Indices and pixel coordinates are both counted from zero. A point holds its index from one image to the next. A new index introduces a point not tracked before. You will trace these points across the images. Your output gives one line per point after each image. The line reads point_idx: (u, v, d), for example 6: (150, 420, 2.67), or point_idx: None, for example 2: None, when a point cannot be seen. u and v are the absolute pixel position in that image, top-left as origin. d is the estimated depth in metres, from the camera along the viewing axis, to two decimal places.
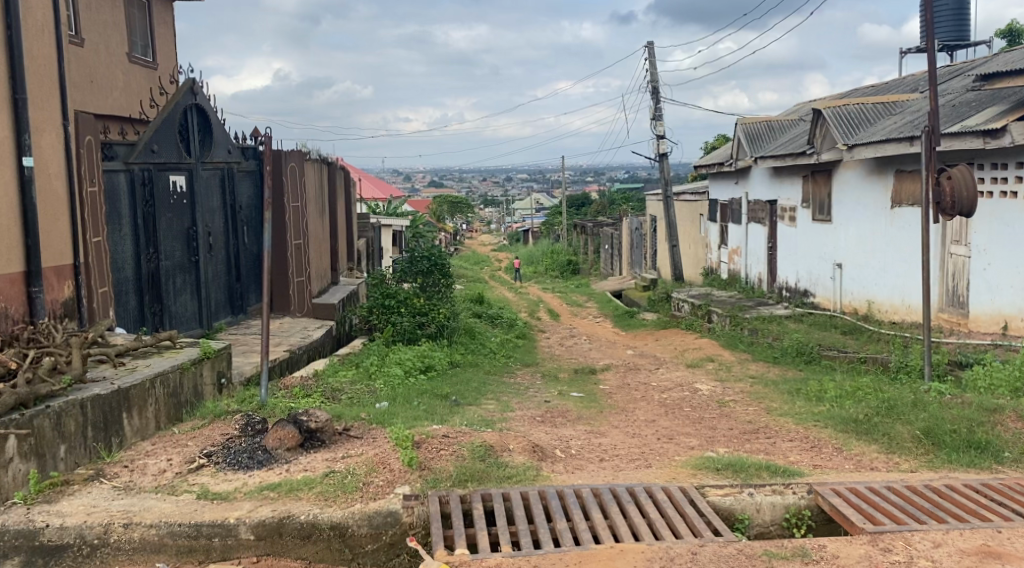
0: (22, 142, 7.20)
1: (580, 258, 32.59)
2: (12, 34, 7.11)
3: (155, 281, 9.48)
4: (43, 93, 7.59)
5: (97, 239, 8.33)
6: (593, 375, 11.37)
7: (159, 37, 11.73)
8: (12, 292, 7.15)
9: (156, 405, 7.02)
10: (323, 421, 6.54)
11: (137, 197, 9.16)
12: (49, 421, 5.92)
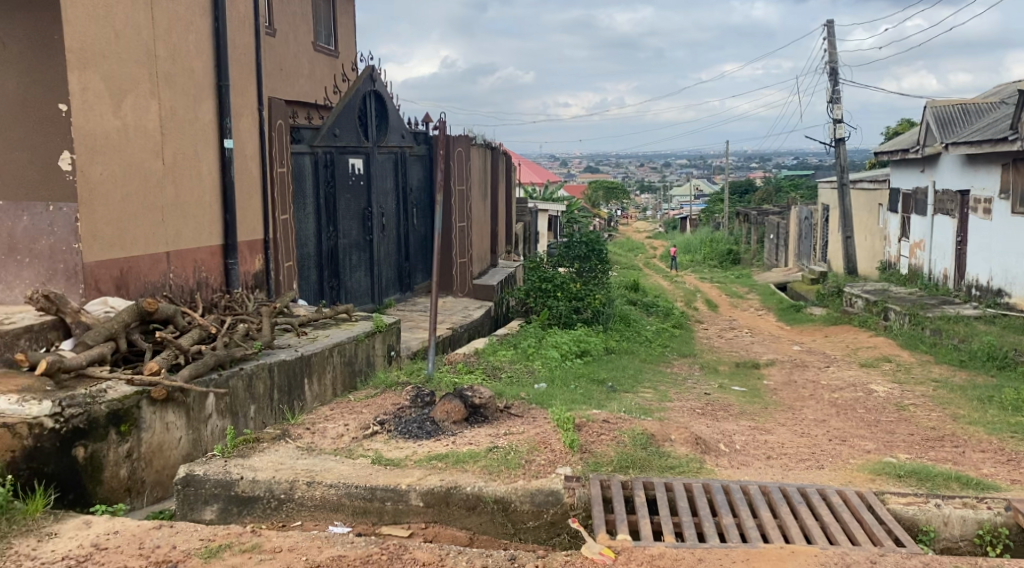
0: (223, 125, 7.76)
1: (743, 247, 31.65)
2: (219, 26, 7.66)
3: (333, 257, 10.03)
4: (242, 81, 8.16)
5: (285, 217, 8.91)
6: (757, 369, 11.08)
7: (341, 26, 12.30)
8: (212, 263, 7.76)
9: (333, 373, 7.46)
10: (486, 398, 6.75)
11: (320, 178, 9.69)
12: (242, 382, 6.40)
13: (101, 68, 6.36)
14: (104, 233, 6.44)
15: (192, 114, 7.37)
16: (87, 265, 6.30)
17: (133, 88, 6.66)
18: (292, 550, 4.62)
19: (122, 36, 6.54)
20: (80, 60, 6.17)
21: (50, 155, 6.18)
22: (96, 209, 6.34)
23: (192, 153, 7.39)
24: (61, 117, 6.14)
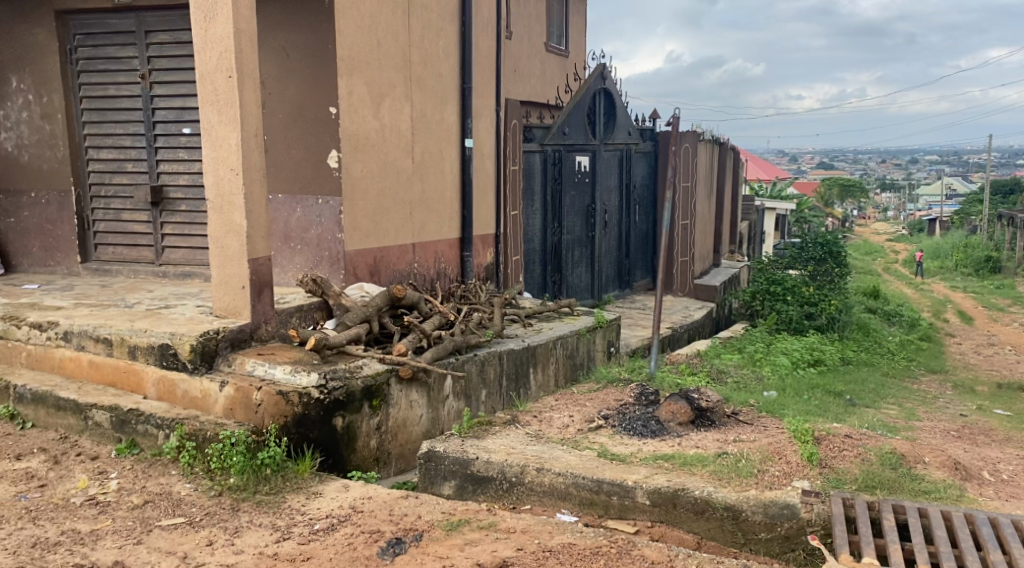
0: (465, 125, 8.19)
1: (1002, 254, 28.84)
2: (465, 31, 8.06)
3: (557, 252, 10.30)
4: (482, 83, 8.57)
5: (514, 212, 9.25)
6: (1021, 392, 10.12)
7: (571, 26, 12.53)
8: (449, 254, 8.19)
9: (556, 365, 7.69)
10: (713, 402, 6.73)
11: (548, 175, 9.97)
12: (475, 368, 6.73)
13: (365, 74, 6.91)
14: (362, 224, 7.00)
15: (439, 115, 7.84)
16: (346, 253, 6.87)
17: (389, 92, 7.17)
18: (525, 532, 4.47)
19: (383, 45, 7.08)
20: (349, 67, 6.73)
21: (321, 154, 6.79)
22: (356, 203, 6.92)
23: (437, 151, 7.86)
24: (331, 120, 6.72)
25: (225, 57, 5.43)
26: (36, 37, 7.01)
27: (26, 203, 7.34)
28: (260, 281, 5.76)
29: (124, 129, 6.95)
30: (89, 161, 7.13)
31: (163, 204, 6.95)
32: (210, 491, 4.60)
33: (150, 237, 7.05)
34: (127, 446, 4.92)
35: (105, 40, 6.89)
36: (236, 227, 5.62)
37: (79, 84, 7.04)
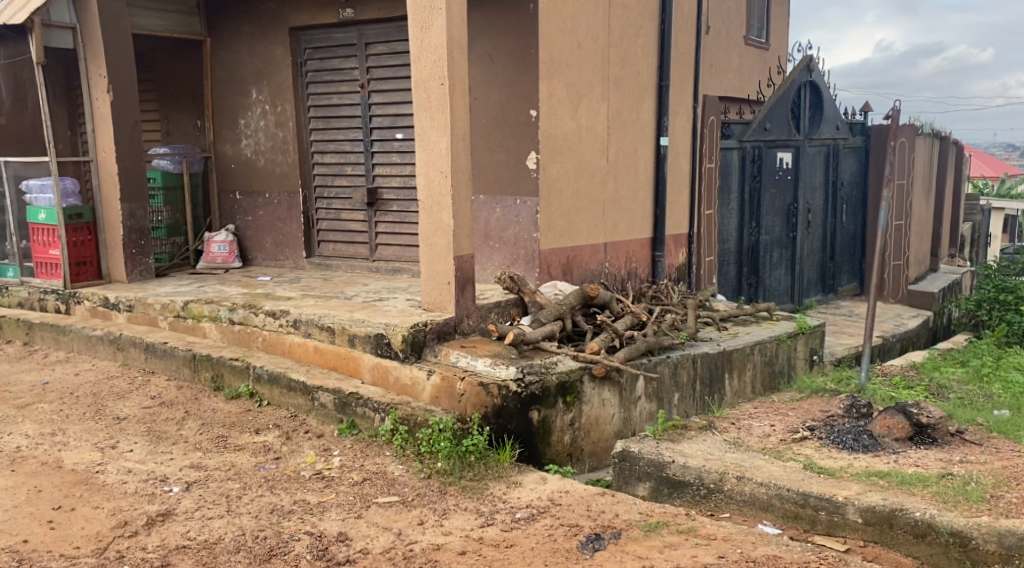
0: (661, 123, 8.15)
1: None
2: (665, 28, 8.02)
3: (754, 253, 10.04)
4: (680, 81, 8.51)
5: (709, 212, 9.10)
6: None
7: (773, 18, 12.13)
8: (641, 254, 8.18)
9: (753, 371, 7.52)
10: (936, 418, 6.21)
11: (747, 173, 9.74)
12: (668, 370, 6.64)
13: (565, 76, 7.06)
14: (557, 223, 7.17)
15: (635, 115, 7.88)
16: (542, 252, 7.07)
17: (588, 92, 7.28)
18: (727, 540, 4.36)
19: (583, 46, 7.20)
20: (550, 70, 6.90)
21: (520, 156, 7.01)
22: (552, 202, 7.08)
23: (632, 150, 7.89)
24: (531, 122, 6.92)
25: (438, 65, 5.64)
26: (271, 51, 7.69)
27: (261, 203, 8.04)
28: (464, 277, 5.95)
29: (345, 135, 7.50)
30: (314, 165, 7.75)
31: (378, 205, 7.43)
32: (419, 474, 4.89)
33: (365, 235, 7.56)
34: (348, 426, 5.32)
35: (331, 54, 7.44)
36: (444, 225, 5.82)
37: (308, 95, 7.66)
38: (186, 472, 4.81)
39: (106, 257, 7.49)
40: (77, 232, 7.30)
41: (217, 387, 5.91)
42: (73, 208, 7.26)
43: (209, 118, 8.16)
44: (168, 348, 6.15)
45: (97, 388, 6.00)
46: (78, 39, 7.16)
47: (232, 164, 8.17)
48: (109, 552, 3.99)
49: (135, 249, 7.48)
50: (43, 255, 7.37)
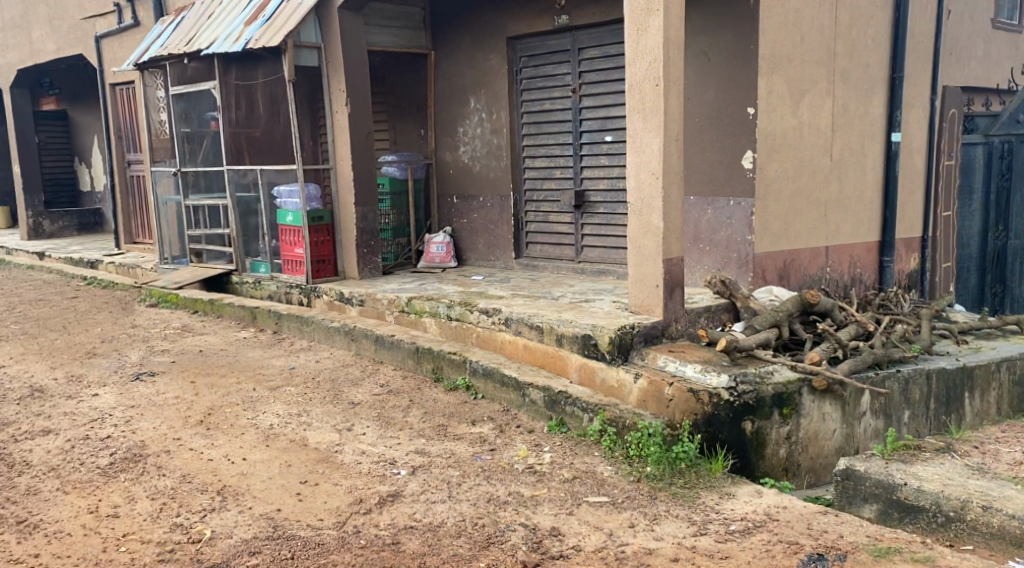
0: (893, 118, 7.72)
1: None
2: (899, 16, 7.58)
3: (1000, 259, 9.35)
4: (916, 73, 7.98)
5: (947, 213, 8.58)
6: None
7: None
8: (867, 259, 7.78)
9: (999, 390, 6.94)
10: None
11: (993, 169, 9.16)
12: (899, 385, 6.20)
13: (786, 71, 6.85)
14: (774, 226, 6.96)
15: (862, 109, 7.51)
16: (756, 256, 6.88)
17: (810, 88, 7.04)
18: None
19: (807, 39, 6.96)
20: (770, 66, 6.72)
21: (736, 156, 6.88)
22: (770, 203, 6.90)
23: (858, 147, 7.52)
24: (748, 121, 6.77)
25: (654, 66, 5.67)
26: (489, 61, 8.01)
27: (475, 206, 8.40)
28: (673, 281, 5.91)
29: (555, 139, 7.69)
30: (525, 170, 8.00)
31: (584, 207, 7.56)
32: (628, 477, 4.89)
33: (572, 237, 7.71)
34: (557, 424, 5.46)
35: (546, 60, 7.66)
36: (655, 228, 5.82)
37: (521, 101, 7.92)
38: (413, 456, 5.14)
39: (342, 256, 8.13)
40: (318, 233, 8.01)
41: (437, 378, 6.26)
42: (316, 211, 8.01)
43: (431, 126, 8.63)
44: (395, 341, 6.59)
45: (334, 373, 6.51)
46: (323, 58, 7.83)
47: (451, 169, 8.58)
48: (348, 526, 4.33)
49: (365, 248, 8.05)
50: (290, 254, 8.20)
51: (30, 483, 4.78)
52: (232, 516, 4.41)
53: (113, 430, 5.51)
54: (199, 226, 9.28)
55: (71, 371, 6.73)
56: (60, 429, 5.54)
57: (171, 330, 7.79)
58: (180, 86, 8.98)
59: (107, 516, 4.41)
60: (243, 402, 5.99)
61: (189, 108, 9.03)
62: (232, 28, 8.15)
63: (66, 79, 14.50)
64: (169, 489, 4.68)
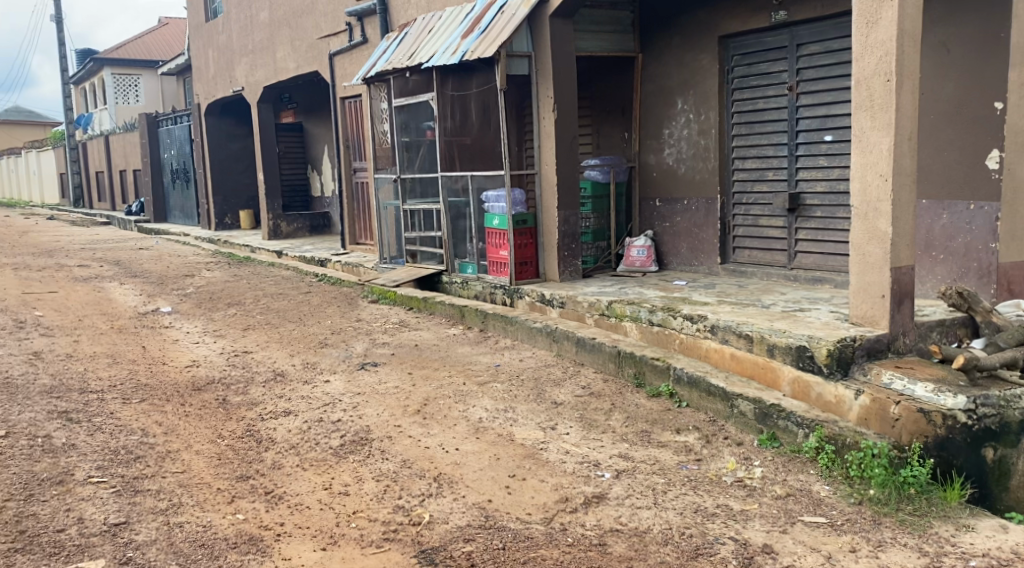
0: None
1: None
2: None
3: None
4: None
5: None
6: None
7: None
8: None
9: None
10: None
11: None
12: None
13: None
14: None
15: None
16: (1001, 265, 6.34)
17: None
18: None
19: None
20: None
21: (978, 154, 6.37)
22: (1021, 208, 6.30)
23: None
24: (995, 116, 6.26)
25: (884, 61, 5.36)
26: (700, 62, 7.90)
27: (680, 209, 8.30)
28: (901, 291, 5.53)
29: (769, 140, 7.48)
30: (735, 172, 7.84)
31: (800, 210, 7.29)
32: (848, 498, 4.64)
33: (784, 242, 7.45)
34: (769, 438, 5.26)
35: (761, 58, 7.47)
36: (881, 234, 5.50)
37: (733, 101, 7.76)
38: (617, 460, 5.18)
39: (544, 258, 8.27)
40: (522, 236, 8.20)
41: (640, 383, 6.21)
42: (520, 215, 8.19)
43: (636, 129, 8.59)
44: (596, 343, 6.61)
45: (538, 372, 6.63)
46: (532, 67, 8.02)
47: (655, 172, 8.52)
48: (555, 523, 4.50)
49: (566, 252, 8.14)
50: (495, 256, 8.44)
51: (275, 458, 5.27)
52: (448, 502, 4.78)
53: (342, 414, 5.95)
54: (415, 229, 9.77)
55: (306, 358, 7.28)
56: (297, 410, 6.03)
57: (390, 325, 8.23)
58: (402, 98, 9.51)
59: (340, 494, 4.86)
60: (455, 395, 6.26)
61: (409, 119, 9.54)
62: (450, 41, 8.51)
63: (302, 94, 15.70)
64: (392, 472, 5.10)
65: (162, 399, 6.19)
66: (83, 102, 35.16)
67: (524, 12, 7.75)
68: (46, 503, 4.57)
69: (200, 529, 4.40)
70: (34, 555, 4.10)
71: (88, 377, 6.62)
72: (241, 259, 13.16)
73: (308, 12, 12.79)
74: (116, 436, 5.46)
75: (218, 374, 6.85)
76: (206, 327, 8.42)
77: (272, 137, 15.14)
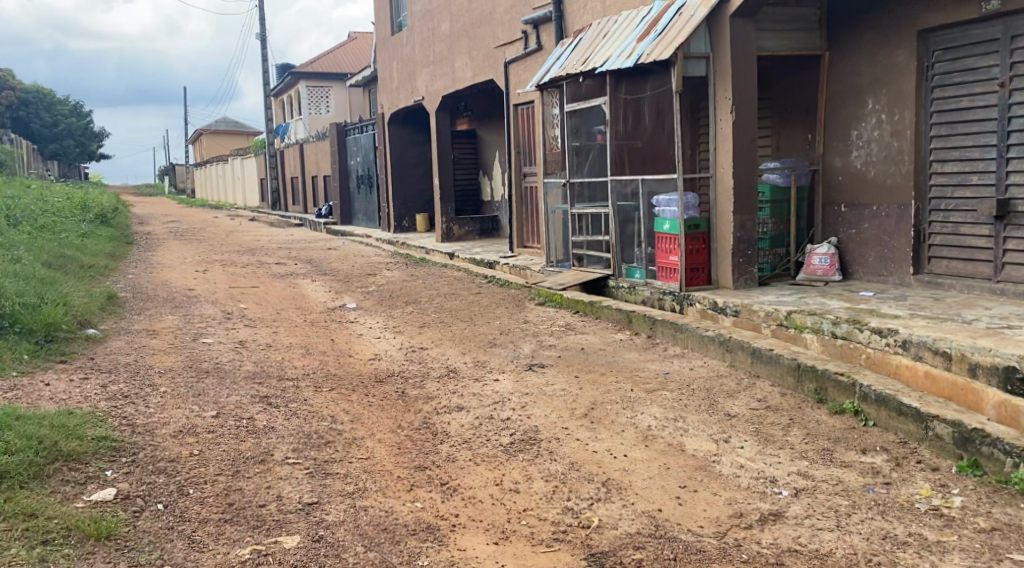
0: None
1: None
2: None
3: None
4: None
5: None
6: None
7: None
8: None
9: None
10: None
11: None
12: None
13: None
14: None
15: None
16: None
17: None
18: None
19: None
20: None
21: None
22: None
23: None
24: None
25: None
26: (896, 58, 7.46)
27: (868, 215, 7.87)
28: None
29: (974, 140, 6.95)
30: (932, 176, 7.34)
31: (1009, 217, 6.74)
32: None
33: (990, 252, 6.90)
34: (970, 465, 4.85)
35: (966, 53, 6.97)
36: None
37: (932, 99, 7.27)
38: (795, 478, 4.96)
39: (716, 264, 8.06)
40: (694, 241, 8.02)
41: (820, 399, 5.92)
42: (693, 219, 8.00)
43: (820, 131, 8.22)
44: (773, 355, 6.35)
45: (710, 383, 6.43)
46: (710, 68, 7.85)
47: (841, 176, 8.12)
48: (729, 537, 4.37)
49: (741, 258, 7.89)
50: (665, 261, 8.28)
51: (449, 451, 5.40)
52: (617, 508, 4.72)
53: (512, 413, 6.01)
54: (582, 233, 9.74)
55: (477, 356, 7.41)
56: (469, 407, 6.14)
57: (557, 328, 8.24)
58: (574, 103, 9.57)
59: (511, 490, 4.91)
60: (623, 401, 6.19)
61: (580, 123, 9.56)
62: (625, 45, 8.45)
63: (477, 101, 16.07)
64: (561, 473, 5.10)
65: (348, 389, 6.48)
66: (282, 113, 37.64)
67: (702, 14, 7.59)
68: (249, 479, 4.86)
69: (382, 514, 4.60)
70: (240, 526, 4.38)
71: (284, 366, 7.03)
72: (416, 259, 13.63)
73: (485, 21, 13.06)
74: (309, 421, 5.76)
75: (397, 368, 7.09)
76: (385, 323, 8.76)
77: (447, 142, 15.62)
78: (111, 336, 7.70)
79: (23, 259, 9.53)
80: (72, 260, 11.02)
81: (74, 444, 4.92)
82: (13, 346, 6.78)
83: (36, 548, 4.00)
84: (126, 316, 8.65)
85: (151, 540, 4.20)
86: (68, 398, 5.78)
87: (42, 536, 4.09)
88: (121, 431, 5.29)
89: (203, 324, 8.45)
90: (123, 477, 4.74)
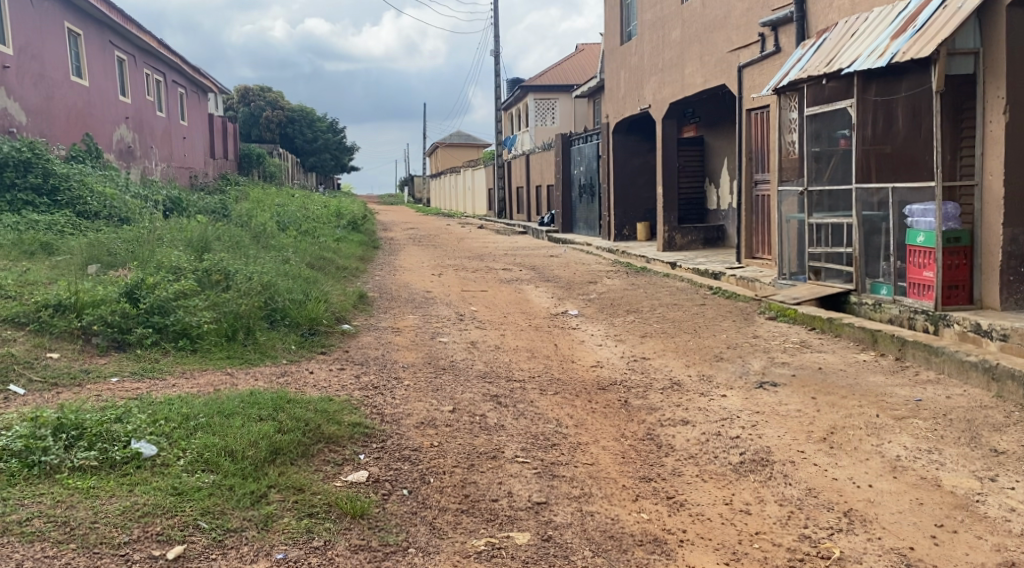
0: None
1: None
2: None
3: None
4: None
5: None
6: None
7: None
8: None
9: None
10: None
11: None
12: None
13: None
14: None
15: None
16: None
17: None
18: None
19: None
20: None
21: None
22: None
23: None
24: None
25: None
26: None
27: None
28: None
29: None
30: None
31: None
32: None
33: None
34: None
35: None
36: None
37: None
38: None
39: (979, 282, 7.31)
40: (953, 255, 7.31)
41: None
42: (953, 231, 7.31)
43: None
44: None
45: (971, 414, 5.78)
46: (980, 65, 7.13)
47: None
48: None
49: (1012, 276, 7.13)
50: (917, 277, 7.59)
51: (675, 464, 5.20)
52: (861, 541, 4.33)
53: (742, 431, 5.69)
54: (821, 244, 9.16)
55: (702, 370, 7.14)
56: (695, 421, 5.90)
57: (791, 345, 7.77)
58: (816, 106, 9.04)
59: (741, 511, 4.64)
60: (867, 427, 5.70)
61: (822, 127, 9.02)
62: (877, 43, 7.84)
63: (705, 108, 15.66)
64: (797, 499, 4.75)
65: (572, 394, 6.44)
66: (512, 125, 38.71)
67: (972, 5, 6.89)
68: (482, 474, 4.92)
69: (608, 522, 4.48)
70: (476, 518, 4.45)
71: (512, 368, 7.10)
72: (638, 268, 13.43)
73: (719, 26, 12.68)
74: (536, 423, 5.76)
75: (620, 376, 6.97)
76: (607, 331, 8.66)
77: (674, 150, 15.33)
78: (362, 331, 8.14)
79: (290, 260, 10.37)
80: (330, 261, 11.83)
81: (334, 427, 5.18)
82: (283, 337, 7.35)
83: (304, 519, 4.24)
84: (374, 313, 9.14)
85: (399, 522, 4.34)
86: (328, 386, 6.15)
87: (309, 509, 4.32)
88: (373, 419, 5.53)
89: (439, 324, 8.75)
90: (374, 461, 4.93)
